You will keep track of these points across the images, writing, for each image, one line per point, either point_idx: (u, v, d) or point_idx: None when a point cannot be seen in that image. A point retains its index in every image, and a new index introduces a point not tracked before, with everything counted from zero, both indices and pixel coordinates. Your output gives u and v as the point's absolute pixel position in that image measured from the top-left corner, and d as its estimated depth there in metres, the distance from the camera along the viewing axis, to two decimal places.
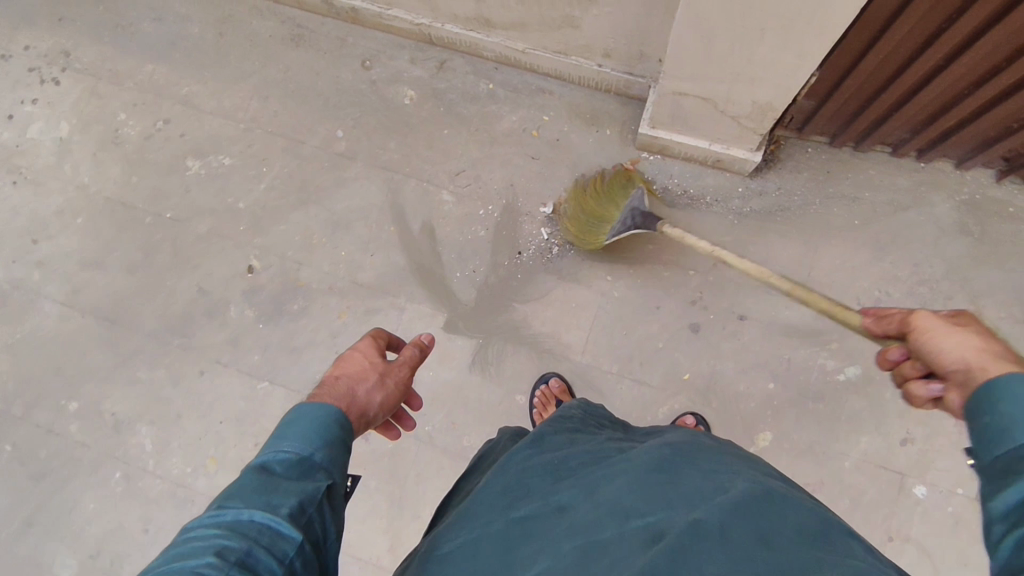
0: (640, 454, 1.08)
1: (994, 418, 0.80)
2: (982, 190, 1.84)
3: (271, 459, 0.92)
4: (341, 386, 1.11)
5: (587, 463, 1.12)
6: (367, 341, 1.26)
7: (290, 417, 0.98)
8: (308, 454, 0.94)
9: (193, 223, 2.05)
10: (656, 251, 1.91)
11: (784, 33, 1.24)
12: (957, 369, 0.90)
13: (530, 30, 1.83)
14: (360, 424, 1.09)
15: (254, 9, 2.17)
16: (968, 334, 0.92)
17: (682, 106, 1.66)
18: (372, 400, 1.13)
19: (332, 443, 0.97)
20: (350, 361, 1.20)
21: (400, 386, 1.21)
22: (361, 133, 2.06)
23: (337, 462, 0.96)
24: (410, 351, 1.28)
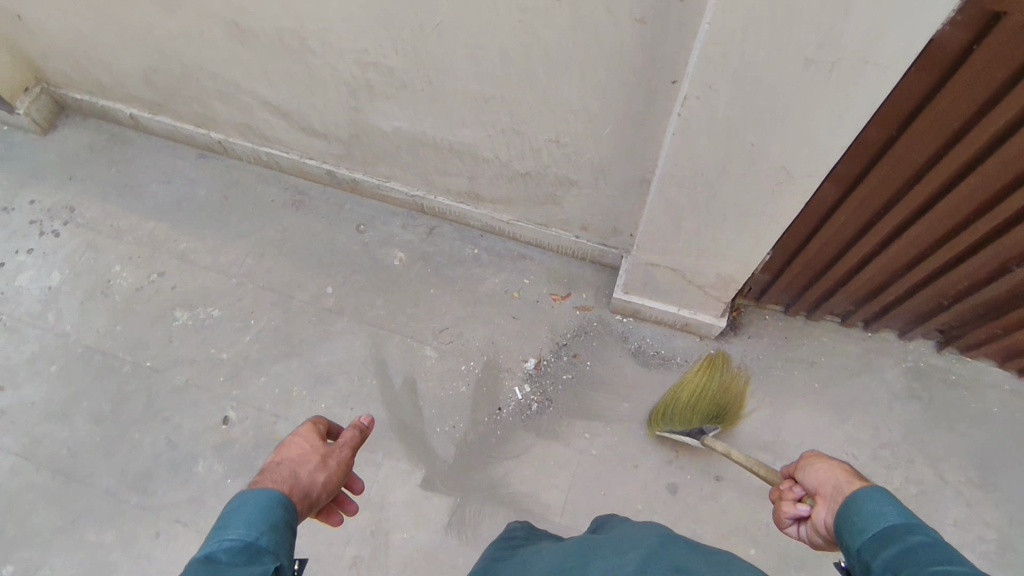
0: (559, 549, 1.19)
1: (861, 516, 0.94)
2: (925, 358, 2.01)
3: (215, 549, 0.84)
4: (280, 471, 1.03)
5: (520, 560, 1.24)
6: (306, 425, 1.18)
7: (231, 506, 0.91)
8: (253, 539, 0.86)
9: (172, 373, 2.04)
10: (632, 410, 1.97)
11: (742, 219, 1.44)
12: (825, 485, 1.08)
13: (515, 205, 2.03)
14: (303, 511, 1.01)
15: (260, 176, 2.37)
16: (834, 462, 1.11)
17: (653, 276, 1.82)
18: (314, 481, 1.06)
19: (277, 527, 0.90)
20: (290, 446, 1.12)
21: (343, 467, 1.13)
22: (350, 290, 2.16)
23: (284, 545, 0.89)
24: (349, 433, 1.18)
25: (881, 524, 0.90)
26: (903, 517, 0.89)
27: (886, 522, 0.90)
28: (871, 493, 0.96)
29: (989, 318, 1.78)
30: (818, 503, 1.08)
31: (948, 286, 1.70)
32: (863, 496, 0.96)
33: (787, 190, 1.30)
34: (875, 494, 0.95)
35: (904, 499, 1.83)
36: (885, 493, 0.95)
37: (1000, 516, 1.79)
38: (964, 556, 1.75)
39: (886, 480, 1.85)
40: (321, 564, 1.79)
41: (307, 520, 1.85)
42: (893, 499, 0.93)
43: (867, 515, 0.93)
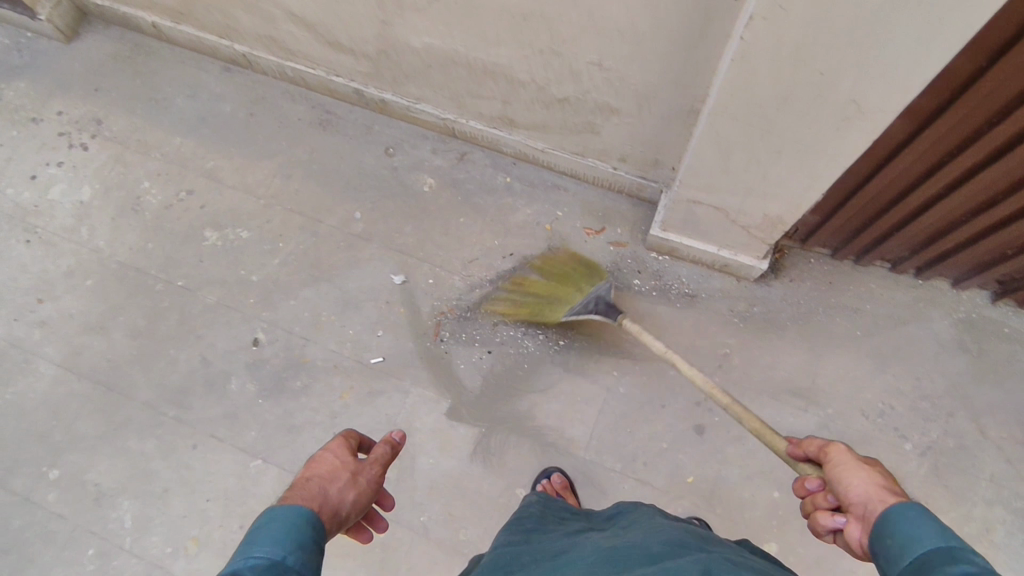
0: (597, 545, 1.10)
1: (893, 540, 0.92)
2: (977, 309, 1.90)
3: (243, 565, 0.89)
4: (311, 487, 1.08)
5: (541, 560, 1.11)
6: (337, 439, 1.23)
7: (259, 522, 0.96)
8: (280, 557, 0.91)
9: (203, 293, 2.05)
10: (662, 350, 1.93)
11: (800, 157, 1.32)
12: (858, 501, 1.02)
13: (551, 132, 1.92)
14: (332, 527, 1.05)
15: (287, 93, 2.28)
16: (871, 471, 1.06)
17: (694, 214, 1.73)
18: (344, 499, 1.11)
19: (304, 546, 0.95)
20: (321, 460, 1.16)
21: (373, 485, 1.18)
22: (378, 215, 2.11)
23: (309, 564, 0.94)
24: (380, 450, 1.23)
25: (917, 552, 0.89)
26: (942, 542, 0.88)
27: (922, 547, 0.88)
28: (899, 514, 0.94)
29: None
30: (851, 518, 1.03)
31: (1015, 236, 1.57)
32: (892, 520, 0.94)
33: (854, 127, 1.18)
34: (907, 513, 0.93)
35: (939, 452, 1.78)
36: (920, 513, 0.92)
37: None
38: (996, 511, 1.72)
39: (922, 432, 1.80)
40: None
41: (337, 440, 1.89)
42: (933, 521, 0.91)
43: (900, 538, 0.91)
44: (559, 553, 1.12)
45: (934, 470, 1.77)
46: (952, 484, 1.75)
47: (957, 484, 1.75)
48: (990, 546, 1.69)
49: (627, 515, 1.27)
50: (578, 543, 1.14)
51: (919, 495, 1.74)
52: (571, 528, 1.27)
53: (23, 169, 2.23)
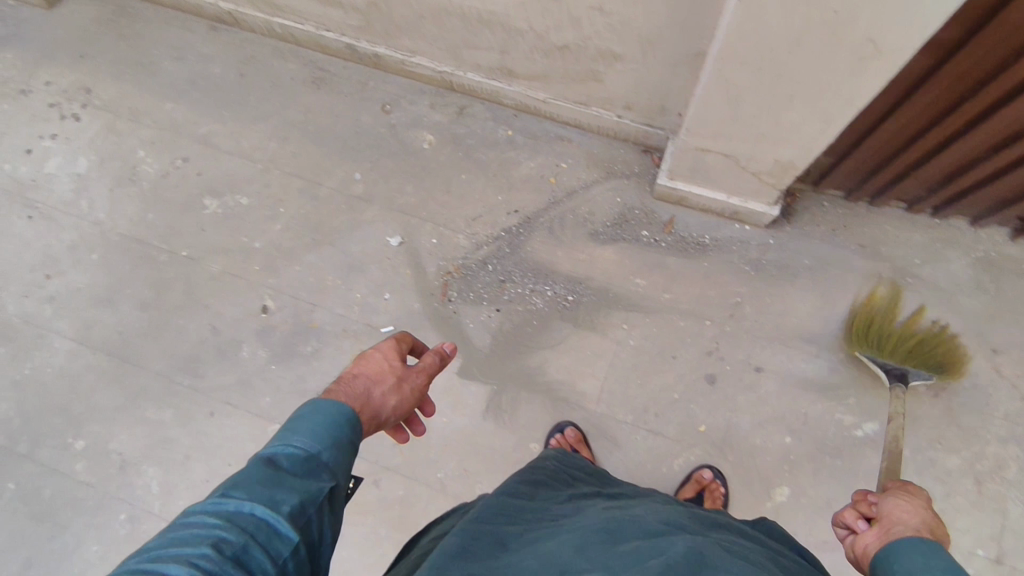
0: (599, 512, 1.08)
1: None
2: (995, 248, 1.86)
3: (279, 452, 0.88)
4: (356, 386, 1.07)
5: (543, 518, 1.11)
6: (389, 342, 1.20)
7: (300, 413, 0.94)
8: (315, 452, 0.90)
9: (207, 262, 2.04)
10: (671, 301, 1.91)
11: (812, 100, 1.26)
12: (890, 518, 1.01)
13: (552, 82, 1.85)
14: (371, 427, 1.04)
15: (277, 51, 2.20)
16: (918, 507, 1.04)
17: (702, 162, 1.67)
18: (385, 402, 1.09)
19: (340, 444, 0.93)
20: (368, 360, 1.15)
21: (416, 393, 1.15)
22: (379, 175, 2.06)
23: (343, 464, 0.92)
24: (429, 358, 1.20)
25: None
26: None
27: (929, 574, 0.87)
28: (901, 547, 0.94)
29: None
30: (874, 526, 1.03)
31: None
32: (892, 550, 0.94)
33: (870, 66, 1.12)
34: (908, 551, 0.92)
35: (952, 393, 1.77)
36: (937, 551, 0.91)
37: None
38: (1009, 449, 1.72)
39: None
40: (364, 445, 1.88)
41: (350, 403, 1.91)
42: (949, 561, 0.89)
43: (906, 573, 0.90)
44: (560, 514, 1.11)
45: (946, 411, 1.76)
46: (965, 424, 1.75)
47: (970, 424, 1.75)
48: (1002, 483, 1.70)
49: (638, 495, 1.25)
50: (582, 509, 1.13)
51: (932, 436, 1.74)
52: (579, 492, 1.25)
53: (16, 142, 2.20)
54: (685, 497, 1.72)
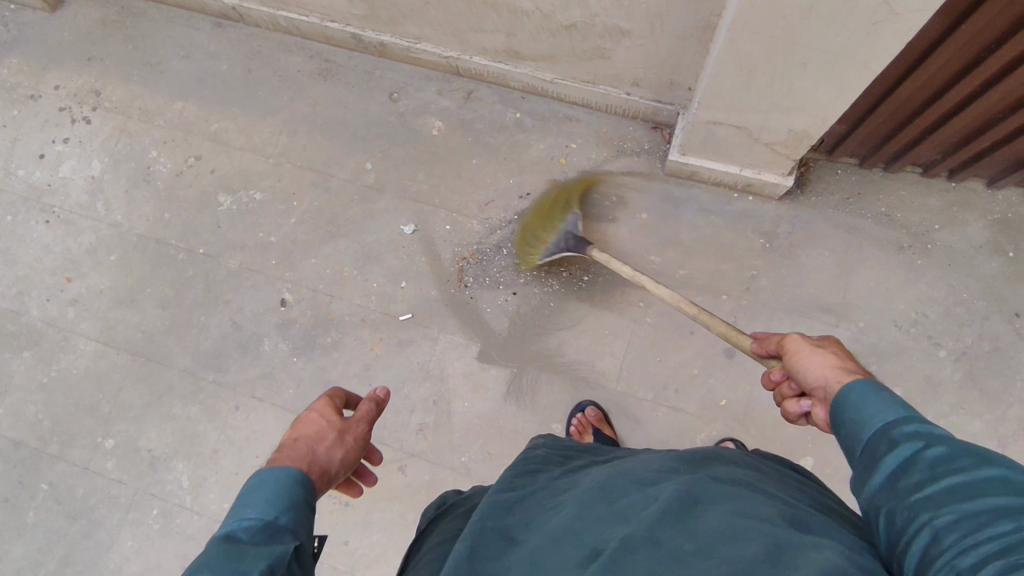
0: (592, 481, 1.05)
1: (850, 425, 0.92)
2: (1014, 209, 1.84)
3: (235, 528, 0.92)
4: (297, 449, 1.08)
5: (538, 491, 1.09)
6: (322, 399, 1.22)
7: (250, 485, 0.98)
8: (271, 517, 0.94)
9: (225, 258, 2.06)
10: (687, 277, 1.91)
11: (826, 67, 1.25)
12: (817, 385, 1.04)
13: (559, 62, 1.84)
14: (320, 485, 1.06)
15: (282, 44, 2.20)
16: (825, 354, 1.07)
17: (715, 135, 1.66)
18: (332, 458, 1.11)
19: (296, 505, 0.97)
20: (306, 421, 1.16)
21: (360, 442, 1.17)
22: (390, 164, 2.07)
23: (302, 523, 0.96)
24: (367, 406, 1.23)
25: (866, 434, 0.89)
26: (882, 423, 0.87)
27: (869, 432, 0.88)
28: (857, 388, 0.93)
29: None
30: (815, 401, 1.05)
31: None
32: (848, 391, 0.94)
33: (885, 29, 1.11)
34: (862, 393, 0.92)
35: (974, 357, 1.77)
36: (866, 390, 0.92)
37: None
38: None
39: (957, 338, 1.78)
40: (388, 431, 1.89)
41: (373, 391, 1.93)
42: (880, 397, 0.90)
43: (864, 416, 0.90)
44: (557, 485, 1.09)
45: (969, 375, 1.76)
46: (988, 387, 1.75)
47: (993, 387, 1.74)
48: None
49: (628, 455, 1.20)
50: (576, 481, 1.09)
51: (955, 401, 1.75)
52: (574, 464, 1.21)
53: (30, 148, 2.22)
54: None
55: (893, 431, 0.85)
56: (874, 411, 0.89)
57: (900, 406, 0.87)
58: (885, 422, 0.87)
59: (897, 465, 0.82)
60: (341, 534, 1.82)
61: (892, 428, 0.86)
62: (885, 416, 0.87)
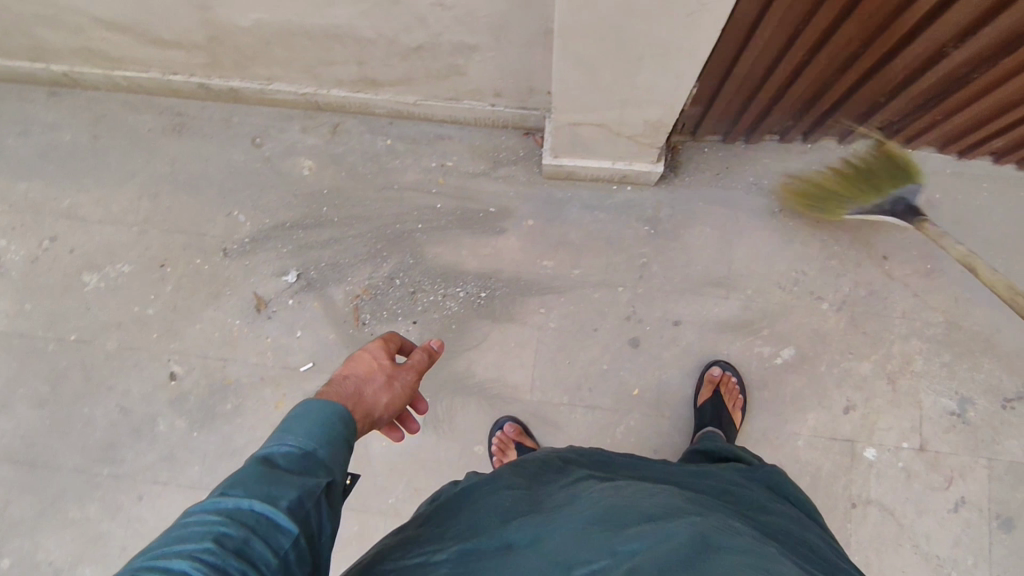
0: (593, 498, 1.04)
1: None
2: (866, 159, 1.95)
3: (275, 451, 0.86)
4: (347, 386, 1.06)
5: (540, 509, 1.05)
6: (376, 342, 1.20)
7: (297, 411, 0.92)
8: (311, 449, 0.88)
9: (101, 341, 1.91)
10: (582, 275, 1.92)
11: (660, 60, 1.28)
12: None
13: (417, 84, 1.81)
14: (364, 425, 1.03)
15: (127, 103, 2.06)
16: None
17: (579, 136, 1.68)
18: (378, 400, 1.08)
19: (335, 442, 0.91)
20: (359, 360, 1.15)
21: (407, 390, 1.15)
22: (264, 213, 1.98)
23: (339, 461, 0.90)
24: (418, 355, 1.21)
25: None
26: None
27: None
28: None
29: (929, 108, 1.67)
30: None
31: (882, 85, 1.58)
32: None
33: (702, 19, 1.14)
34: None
35: (853, 304, 1.88)
36: None
37: (944, 299, 1.87)
38: (912, 344, 1.85)
39: (835, 289, 1.89)
40: None
41: None
42: None
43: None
44: (557, 504, 1.06)
45: (850, 321, 1.87)
46: (869, 330, 1.87)
47: (873, 329, 1.86)
48: (912, 376, 1.83)
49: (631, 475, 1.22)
50: (577, 494, 1.08)
51: (842, 348, 1.86)
52: (573, 476, 1.21)
53: None
54: (705, 398, 1.78)
55: None
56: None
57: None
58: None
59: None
60: None
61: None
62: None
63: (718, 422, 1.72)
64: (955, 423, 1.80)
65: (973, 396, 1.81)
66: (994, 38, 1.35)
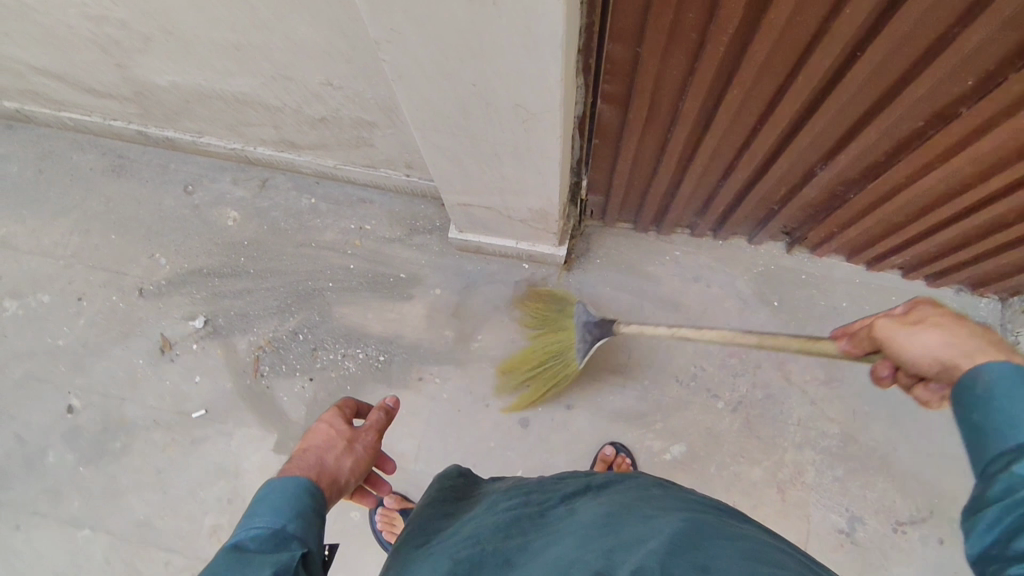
0: (590, 512, 1.05)
1: (967, 426, 0.81)
2: (775, 261, 1.95)
3: (244, 537, 0.91)
4: (308, 458, 1.09)
5: (539, 527, 1.06)
6: (332, 409, 1.25)
7: (259, 494, 0.97)
8: (280, 526, 0.93)
9: (9, 368, 1.97)
10: (481, 348, 1.93)
11: (515, 156, 1.31)
12: (939, 369, 0.89)
13: (333, 150, 1.88)
14: (333, 493, 1.07)
15: (75, 143, 2.17)
16: (928, 328, 0.90)
17: (473, 215, 1.71)
18: (342, 466, 1.12)
19: (304, 513, 0.96)
20: (316, 432, 1.18)
21: (369, 451, 1.20)
22: (184, 258, 2.05)
23: (311, 531, 0.95)
24: (375, 415, 1.26)
25: (991, 452, 0.78)
26: None
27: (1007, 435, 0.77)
28: (992, 377, 0.80)
29: (821, 220, 1.68)
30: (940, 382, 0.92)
31: (767, 194, 1.59)
32: (980, 372, 0.82)
33: (536, 125, 1.17)
34: (996, 381, 0.80)
35: (750, 406, 1.84)
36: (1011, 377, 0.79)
37: (843, 411, 1.82)
38: (806, 453, 1.80)
39: (733, 388, 1.86)
40: (179, 537, 1.80)
41: (165, 493, 1.84)
42: None
43: (990, 421, 0.79)
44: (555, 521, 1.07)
45: (746, 424, 1.83)
46: (763, 434, 1.82)
47: (767, 434, 1.82)
48: (803, 488, 1.77)
49: (617, 480, 1.24)
50: (575, 510, 1.10)
51: (734, 450, 1.81)
52: (569, 488, 1.22)
53: None
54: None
55: None
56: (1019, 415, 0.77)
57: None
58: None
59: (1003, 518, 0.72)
60: None
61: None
62: (1009, 439, 0.76)
63: None
64: (843, 543, 1.72)
65: (865, 515, 1.74)
66: (854, 162, 1.36)
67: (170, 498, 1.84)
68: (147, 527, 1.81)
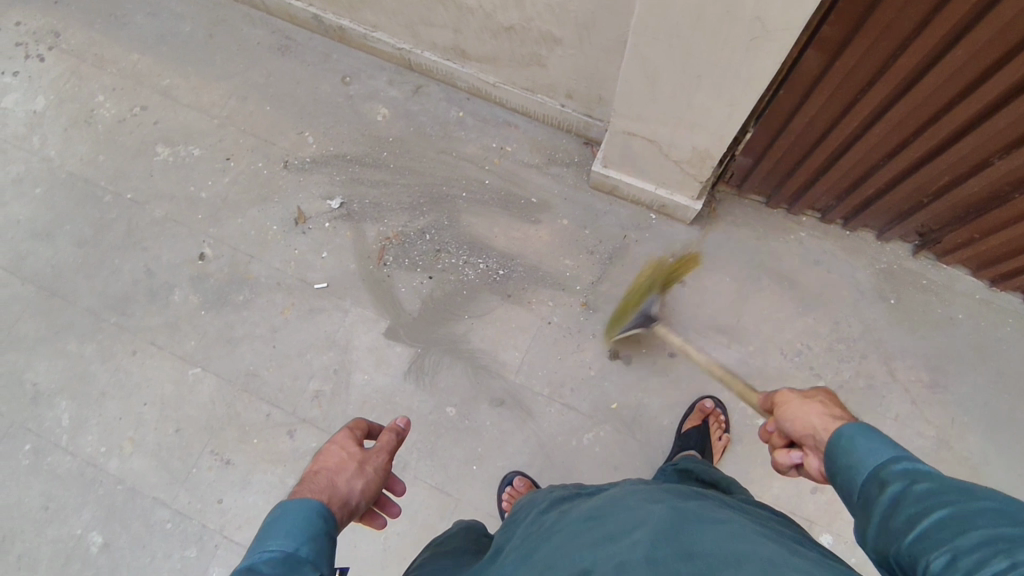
0: (578, 513, 1.14)
1: (844, 473, 0.91)
2: (898, 261, 1.98)
3: (257, 561, 0.88)
4: (318, 482, 1.06)
5: (544, 534, 1.14)
6: (343, 429, 1.21)
7: (273, 516, 0.95)
8: (293, 550, 0.90)
9: (151, 207, 2.08)
10: (598, 282, 1.99)
11: (716, 83, 1.38)
12: (807, 434, 1.04)
13: (501, 65, 1.96)
14: (344, 515, 1.04)
15: (248, 17, 2.28)
16: (814, 403, 1.07)
17: (630, 146, 1.78)
18: (352, 488, 1.09)
19: (318, 537, 0.94)
20: (327, 454, 1.14)
21: (380, 473, 1.16)
22: (331, 141, 2.14)
23: (324, 554, 0.93)
24: (387, 437, 1.21)
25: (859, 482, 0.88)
26: (887, 452, 0.87)
27: (863, 472, 0.88)
28: (847, 432, 0.94)
29: (966, 222, 1.72)
30: (806, 451, 1.06)
31: (926, 181, 1.63)
32: (839, 434, 0.95)
33: (764, 47, 1.23)
34: (854, 434, 0.93)
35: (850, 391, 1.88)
36: (856, 431, 0.93)
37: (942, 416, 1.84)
38: None
39: (835, 371, 1.89)
40: (282, 394, 1.89)
41: (275, 352, 1.93)
42: (871, 432, 0.91)
43: (853, 460, 0.90)
44: (554, 523, 1.15)
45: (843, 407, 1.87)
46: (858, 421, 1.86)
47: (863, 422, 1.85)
48: None
49: (611, 485, 1.29)
50: (569, 511, 1.17)
51: None
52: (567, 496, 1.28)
53: None
54: (692, 425, 1.81)
55: (886, 468, 0.86)
56: (871, 452, 0.89)
57: (890, 446, 0.88)
58: (878, 462, 0.87)
59: (888, 505, 0.82)
60: (212, 492, 1.81)
61: (883, 469, 0.86)
62: (868, 463, 0.88)
63: (702, 448, 1.74)
64: None
65: None
66: None
67: (280, 357, 1.92)
68: (255, 377, 1.91)
